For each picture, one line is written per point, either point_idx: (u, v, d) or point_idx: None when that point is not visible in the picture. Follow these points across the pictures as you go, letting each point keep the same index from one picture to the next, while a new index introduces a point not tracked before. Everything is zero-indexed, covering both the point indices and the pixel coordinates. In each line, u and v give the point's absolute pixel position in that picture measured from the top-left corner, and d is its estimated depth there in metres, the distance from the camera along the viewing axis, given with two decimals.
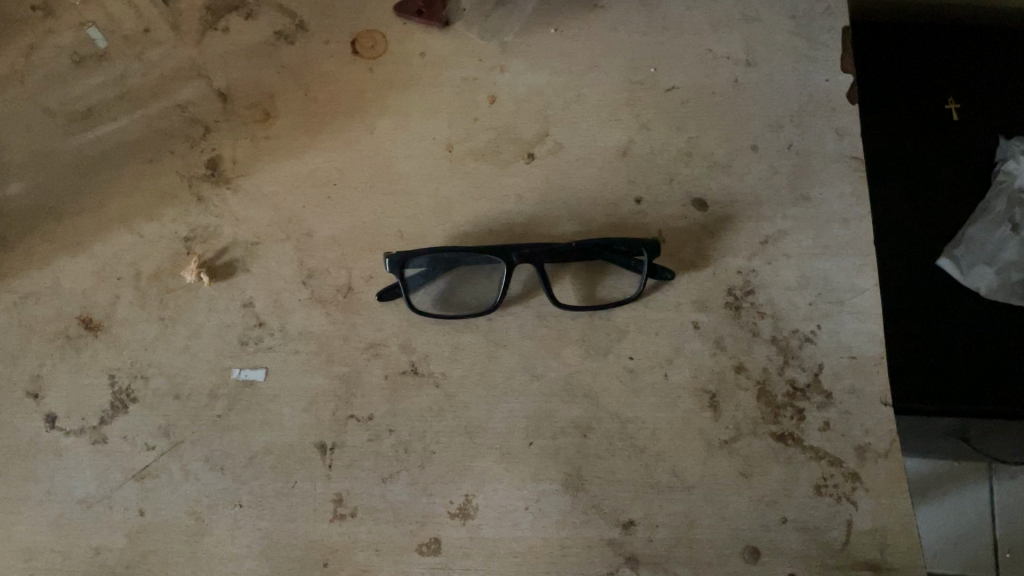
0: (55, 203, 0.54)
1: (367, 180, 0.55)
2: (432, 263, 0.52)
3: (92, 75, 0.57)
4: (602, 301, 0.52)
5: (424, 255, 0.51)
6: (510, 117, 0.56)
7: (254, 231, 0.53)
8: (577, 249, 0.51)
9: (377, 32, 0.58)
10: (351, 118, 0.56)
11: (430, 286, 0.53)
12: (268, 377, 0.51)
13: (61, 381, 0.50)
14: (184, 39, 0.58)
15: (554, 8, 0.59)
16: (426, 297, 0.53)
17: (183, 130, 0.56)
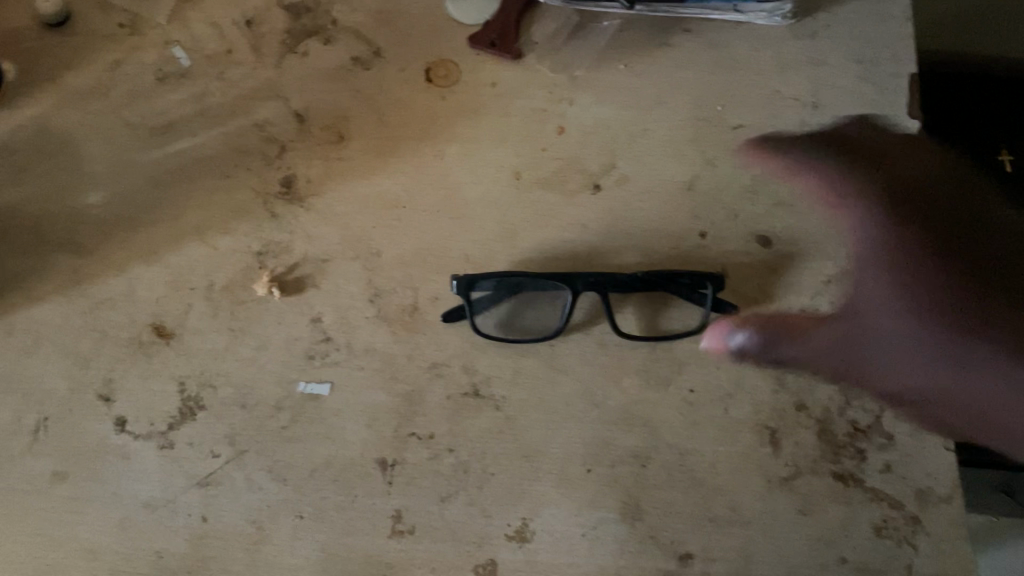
0: (134, 213, 0.56)
1: (436, 204, 0.56)
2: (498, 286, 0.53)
3: (175, 92, 0.59)
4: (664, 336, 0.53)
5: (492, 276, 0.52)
6: (578, 148, 0.57)
7: (324, 248, 0.55)
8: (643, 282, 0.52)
9: (450, 61, 0.60)
10: (422, 143, 0.57)
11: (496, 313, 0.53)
12: (332, 392, 0.51)
13: (131, 386, 0.52)
14: (264, 62, 0.60)
15: (624, 44, 0.60)
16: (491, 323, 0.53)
17: (260, 148, 0.57)
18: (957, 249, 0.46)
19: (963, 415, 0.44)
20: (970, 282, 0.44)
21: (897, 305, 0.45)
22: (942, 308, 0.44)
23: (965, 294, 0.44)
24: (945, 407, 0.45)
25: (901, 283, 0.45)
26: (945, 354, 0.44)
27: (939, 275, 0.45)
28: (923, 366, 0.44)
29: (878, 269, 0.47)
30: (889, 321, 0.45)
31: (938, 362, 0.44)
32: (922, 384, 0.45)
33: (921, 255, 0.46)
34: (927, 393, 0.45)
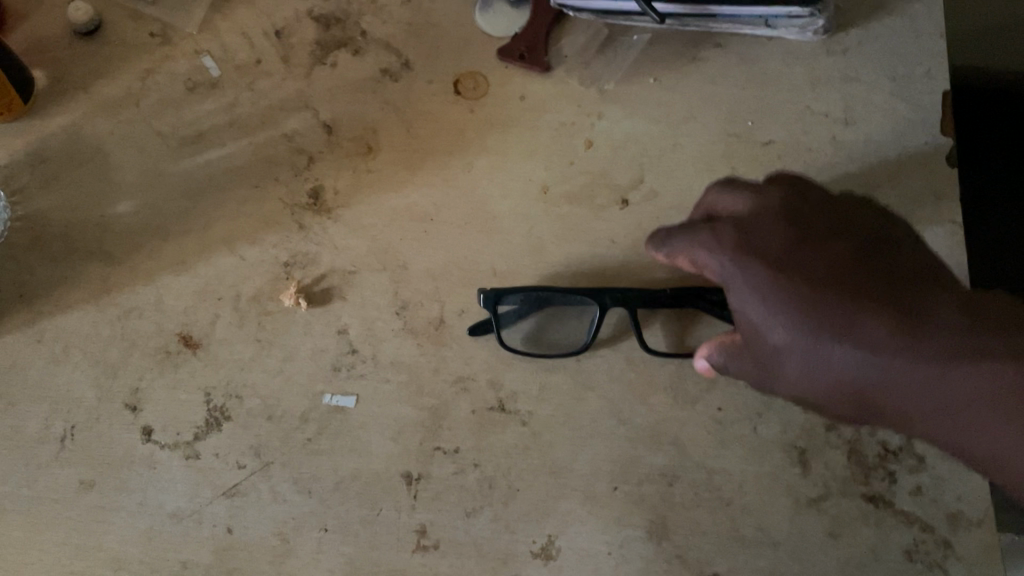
0: (163, 223, 0.56)
1: (463, 217, 0.56)
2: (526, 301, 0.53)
3: (205, 101, 0.59)
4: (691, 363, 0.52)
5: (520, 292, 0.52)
6: (607, 162, 0.57)
7: (352, 259, 0.55)
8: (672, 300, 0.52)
9: (479, 74, 0.59)
10: (450, 155, 0.57)
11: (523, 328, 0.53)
12: (359, 405, 0.51)
13: (158, 396, 0.52)
14: (294, 72, 0.60)
15: (655, 58, 0.60)
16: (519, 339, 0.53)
17: (289, 159, 0.57)
18: (820, 247, 0.42)
19: (928, 429, 0.38)
20: (830, 279, 0.40)
21: (752, 306, 0.41)
22: (831, 311, 0.39)
23: (835, 292, 0.39)
24: (879, 418, 0.40)
25: (762, 283, 0.40)
26: (829, 358, 0.39)
27: (806, 272, 0.40)
28: (815, 374, 0.40)
29: (706, 269, 0.43)
30: (751, 321, 0.41)
31: (817, 367, 0.39)
32: (832, 394, 0.40)
33: (766, 251, 0.42)
34: (848, 403, 0.40)
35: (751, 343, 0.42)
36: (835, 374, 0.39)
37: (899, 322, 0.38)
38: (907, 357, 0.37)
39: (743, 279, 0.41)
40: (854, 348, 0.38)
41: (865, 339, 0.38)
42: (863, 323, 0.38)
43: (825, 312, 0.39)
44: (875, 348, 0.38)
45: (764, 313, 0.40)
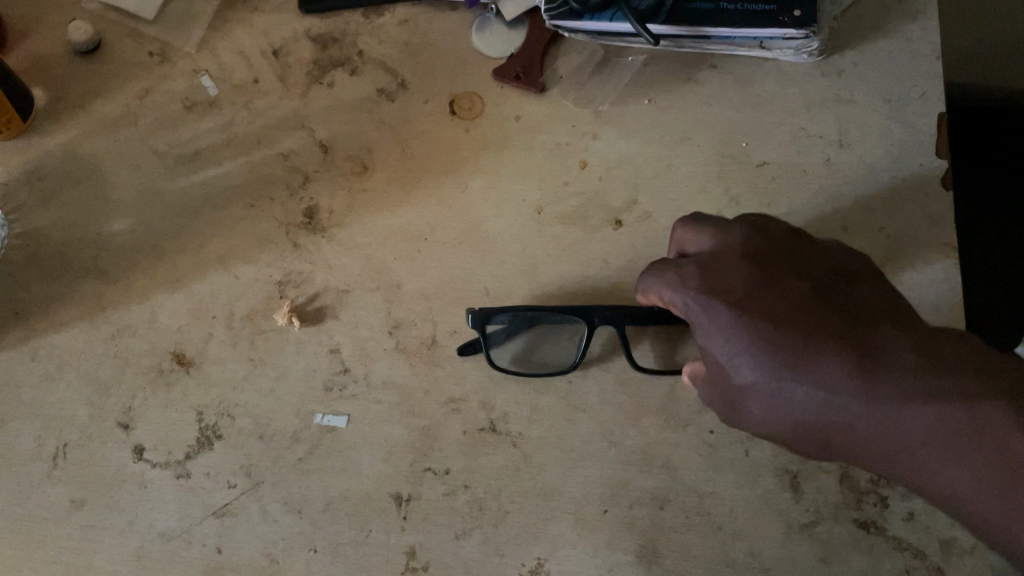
0: (158, 242, 0.56)
1: (457, 237, 0.56)
2: (515, 318, 0.52)
3: (202, 121, 0.59)
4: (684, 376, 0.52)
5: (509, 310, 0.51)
6: (601, 183, 0.57)
7: (345, 278, 0.55)
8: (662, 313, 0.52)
9: (475, 94, 0.60)
10: (444, 175, 0.58)
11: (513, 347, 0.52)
12: (350, 425, 0.51)
13: (150, 414, 0.52)
14: (290, 92, 0.60)
15: (650, 79, 0.60)
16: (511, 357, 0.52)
17: (284, 178, 0.58)
18: (786, 285, 0.43)
19: (886, 468, 0.39)
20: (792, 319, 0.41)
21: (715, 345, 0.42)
22: (789, 352, 0.40)
23: (795, 332, 0.40)
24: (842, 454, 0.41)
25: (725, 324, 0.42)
26: (788, 397, 0.40)
27: (768, 312, 0.41)
28: (776, 412, 0.41)
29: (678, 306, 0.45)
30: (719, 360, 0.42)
31: (777, 406, 0.41)
32: (793, 431, 0.41)
33: (732, 290, 0.43)
34: (809, 440, 0.41)
35: (718, 379, 0.43)
36: (794, 413, 0.40)
37: (855, 363, 0.39)
38: (860, 397, 0.38)
39: (707, 319, 0.43)
40: (811, 388, 0.39)
41: (821, 380, 0.39)
42: (820, 364, 0.39)
43: (783, 352, 0.40)
44: (830, 388, 0.39)
45: (726, 352, 0.42)
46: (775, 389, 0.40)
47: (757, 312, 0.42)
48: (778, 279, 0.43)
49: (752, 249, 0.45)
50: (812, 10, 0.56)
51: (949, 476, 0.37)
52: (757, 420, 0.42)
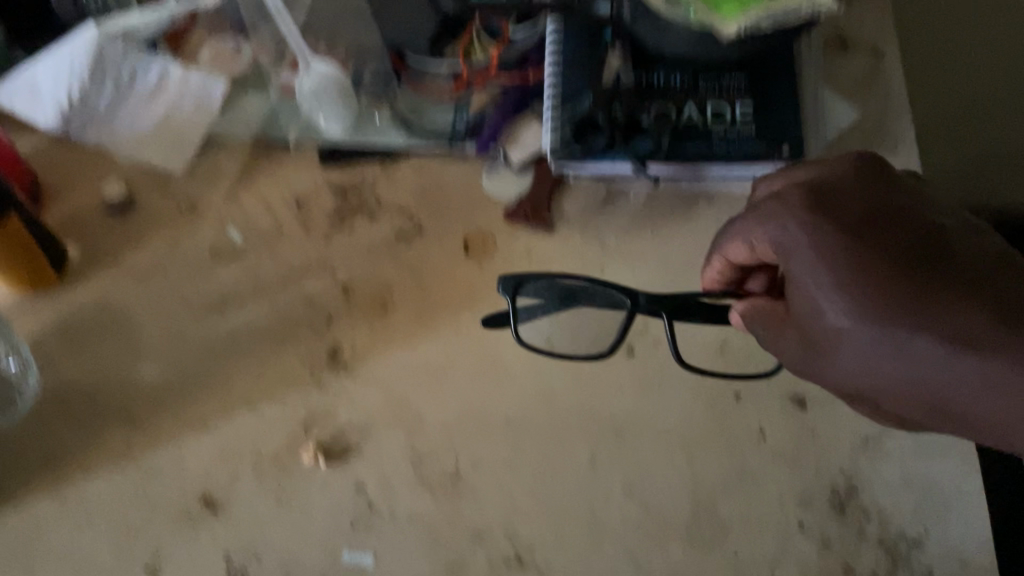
0: (187, 385, 0.58)
1: (474, 369, 0.57)
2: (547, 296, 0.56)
3: (228, 267, 0.62)
4: (715, 518, 0.52)
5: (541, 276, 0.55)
6: (613, 311, 0.58)
7: (368, 414, 0.56)
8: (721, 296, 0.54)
9: (488, 234, 0.63)
10: (462, 310, 0.60)
11: (537, 326, 0.58)
12: (377, 561, 0.52)
13: (179, 558, 0.53)
14: (312, 237, 0.64)
15: (652, 213, 0.63)
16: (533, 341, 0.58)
17: (308, 320, 0.60)
18: (889, 231, 0.45)
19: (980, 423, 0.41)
20: (900, 267, 0.43)
21: (813, 284, 0.44)
22: (895, 302, 0.42)
23: (900, 282, 0.43)
24: (933, 415, 0.43)
25: (828, 266, 0.44)
26: (897, 344, 0.42)
27: (875, 261, 0.43)
28: (878, 360, 0.43)
29: (773, 241, 0.47)
30: (813, 306, 0.44)
31: (882, 353, 0.42)
32: (891, 384, 0.43)
33: (841, 226, 0.45)
34: (904, 395, 0.43)
35: (809, 329, 0.45)
36: (895, 366, 0.42)
37: (962, 313, 0.41)
38: (973, 351, 0.40)
39: (807, 251, 0.45)
40: (918, 339, 0.41)
41: (929, 329, 0.41)
42: (929, 319, 0.41)
43: (891, 298, 0.42)
44: (942, 341, 0.41)
45: (829, 294, 0.44)
46: (877, 333, 0.42)
47: (863, 258, 0.44)
48: (883, 223, 0.45)
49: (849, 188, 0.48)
50: (798, 147, 0.60)
51: None
52: (850, 372, 0.44)
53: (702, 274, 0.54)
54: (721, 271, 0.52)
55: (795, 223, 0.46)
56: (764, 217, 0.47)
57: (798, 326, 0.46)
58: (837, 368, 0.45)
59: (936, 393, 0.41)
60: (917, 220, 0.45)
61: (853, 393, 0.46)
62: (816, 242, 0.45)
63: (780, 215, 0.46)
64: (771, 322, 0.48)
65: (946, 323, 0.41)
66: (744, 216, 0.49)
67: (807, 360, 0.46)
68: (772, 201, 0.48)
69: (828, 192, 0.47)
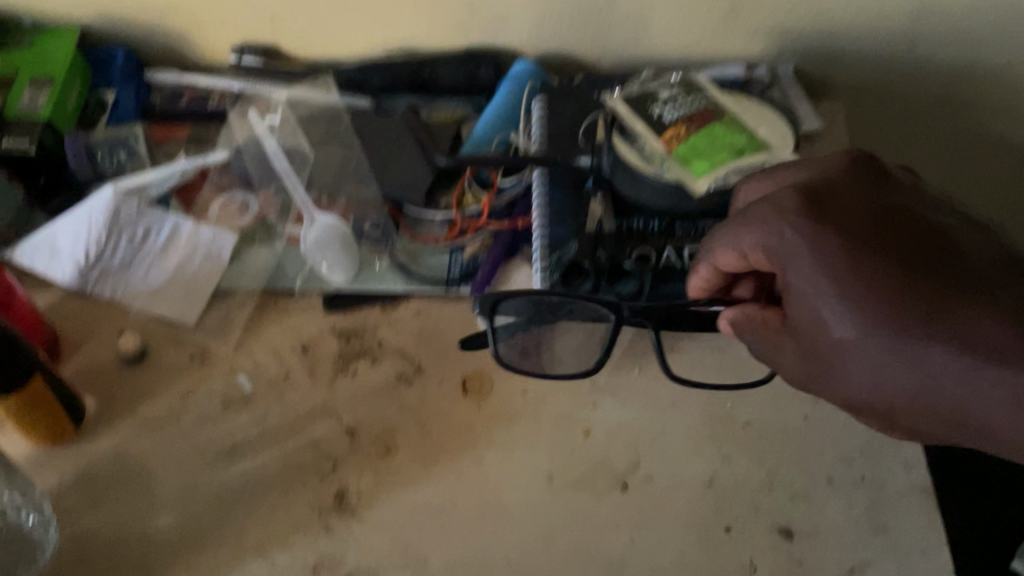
0: (199, 534, 0.59)
1: (477, 509, 0.60)
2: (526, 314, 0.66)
3: (239, 415, 0.65)
4: None
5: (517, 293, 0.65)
6: (605, 450, 0.62)
7: (376, 557, 0.58)
8: (708, 304, 0.64)
9: (485, 373, 0.66)
10: (462, 451, 0.62)
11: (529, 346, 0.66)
12: None
13: None
14: (318, 383, 0.67)
15: (639, 350, 0.67)
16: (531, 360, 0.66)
17: (315, 464, 0.62)
18: (887, 236, 0.51)
19: (975, 416, 0.45)
20: (904, 275, 0.49)
21: (813, 290, 0.51)
22: (893, 306, 0.48)
23: (896, 285, 0.48)
24: (946, 426, 0.47)
25: (826, 268, 0.50)
26: (902, 352, 0.47)
27: (877, 267, 0.49)
28: (886, 367, 0.48)
29: (768, 245, 0.54)
30: (816, 312, 0.51)
31: (884, 355, 0.48)
32: (899, 391, 0.48)
33: (836, 231, 0.52)
34: (914, 403, 0.48)
35: (818, 339, 0.52)
36: (903, 371, 0.48)
37: (951, 310, 0.47)
38: (979, 359, 0.45)
39: (803, 255, 0.52)
40: (914, 339, 0.47)
41: (922, 328, 0.47)
42: (922, 322, 0.47)
43: (889, 303, 0.48)
44: (946, 345, 0.46)
45: (831, 299, 0.50)
46: (875, 334, 0.48)
47: (864, 262, 0.50)
48: (879, 228, 0.52)
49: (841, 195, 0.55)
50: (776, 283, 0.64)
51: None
52: (857, 375, 0.50)
53: (688, 283, 0.63)
54: (708, 279, 0.61)
55: (792, 229, 0.53)
56: (763, 227, 0.54)
57: (808, 337, 0.53)
58: (848, 379, 0.50)
59: (944, 401, 0.46)
60: (914, 233, 0.52)
61: (865, 405, 0.51)
62: (813, 248, 0.51)
63: (777, 221, 0.54)
64: (770, 329, 0.56)
65: (946, 325, 0.46)
66: (739, 223, 0.56)
67: (822, 371, 0.52)
68: (768, 205, 0.55)
69: (824, 198, 0.54)
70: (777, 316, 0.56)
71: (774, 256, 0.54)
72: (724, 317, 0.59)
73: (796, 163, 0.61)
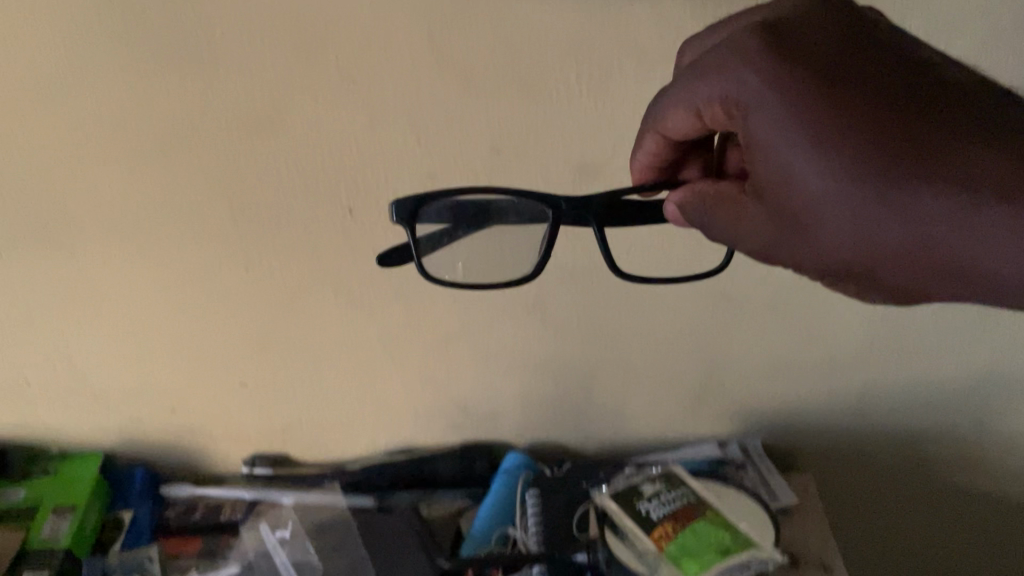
0: None
1: None
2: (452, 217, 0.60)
3: None
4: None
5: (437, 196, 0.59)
6: None
7: None
8: (655, 191, 0.58)
9: None
10: None
11: (452, 247, 0.62)
12: None
13: None
14: None
15: None
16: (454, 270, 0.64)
17: None
18: (863, 68, 0.44)
19: (964, 269, 0.42)
20: (885, 115, 0.42)
21: (783, 140, 0.44)
22: (887, 156, 0.42)
23: (883, 132, 0.42)
24: (948, 282, 0.43)
25: (793, 116, 0.43)
26: (893, 198, 0.41)
27: (856, 105, 0.43)
28: (875, 214, 0.42)
29: (730, 92, 0.47)
30: (790, 171, 0.44)
31: (871, 208, 0.42)
32: (891, 241, 0.42)
33: (805, 71, 0.44)
34: (913, 251, 0.42)
35: (789, 197, 0.44)
36: (895, 223, 0.42)
37: (949, 150, 0.41)
38: (994, 199, 0.40)
39: (770, 103, 0.44)
40: (916, 196, 0.41)
41: (928, 176, 0.41)
42: (922, 174, 0.41)
43: (881, 152, 0.42)
44: (947, 191, 0.41)
45: (805, 146, 0.43)
46: (866, 185, 0.42)
47: (842, 102, 0.43)
48: (849, 63, 0.45)
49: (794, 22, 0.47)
50: None
51: None
52: (835, 239, 0.44)
53: (632, 164, 0.58)
54: (654, 155, 0.56)
55: (755, 71, 0.45)
56: (721, 73, 0.47)
57: (772, 199, 0.46)
58: (823, 239, 0.44)
59: (946, 248, 0.41)
60: (886, 62, 0.45)
61: (846, 265, 0.44)
62: (781, 90, 0.44)
63: (740, 59, 0.46)
64: (727, 205, 0.49)
65: (949, 166, 0.41)
66: (690, 75, 0.49)
67: (782, 242, 0.46)
68: (726, 47, 0.47)
69: (787, 31, 0.47)
70: (733, 188, 0.50)
71: (734, 104, 0.47)
72: (669, 201, 0.53)
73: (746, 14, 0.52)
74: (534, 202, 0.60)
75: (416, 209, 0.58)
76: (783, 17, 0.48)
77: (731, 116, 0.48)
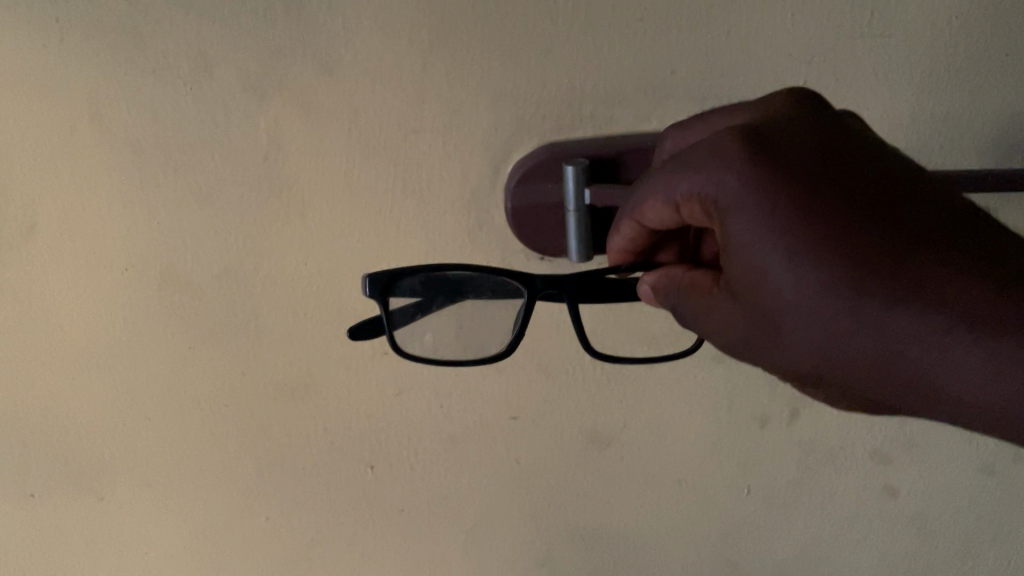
0: None
1: None
2: (425, 287, 0.65)
3: None
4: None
5: (410, 273, 0.63)
6: None
7: None
8: (630, 269, 0.66)
9: None
10: None
11: (426, 320, 0.68)
12: None
13: None
14: None
15: None
16: (424, 337, 0.69)
17: None
18: (830, 188, 0.53)
19: (918, 381, 0.51)
20: (850, 235, 0.52)
21: (759, 246, 0.52)
22: (852, 276, 0.51)
23: (851, 253, 0.51)
24: (905, 392, 0.52)
25: (774, 230, 0.52)
26: (860, 313, 0.51)
27: (825, 228, 0.52)
28: (845, 325, 0.51)
29: (711, 195, 0.55)
30: (768, 277, 0.52)
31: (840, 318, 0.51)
32: (854, 353, 0.52)
33: (780, 189, 0.53)
34: (872, 359, 0.52)
35: (764, 298, 0.53)
36: (858, 332, 0.51)
37: (905, 273, 0.51)
38: (950, 328, 0.50)
39: (750, 213, 0.53)
40: (880, 313, 0.51)
41: (889, 295, 0.51)
42: (884, 294, 0.51)
43: (849, 272, 0.51)
44: (908, 311, 0.50)
45: (782, 256, 0.52)
46: (834, 299, 0.51)
47: (814, 222, 0.52)
48: (816, 179, 0.53)
49: (767, 129, 0.55)
50: None
51: (977, 384, 0.50)
52: (803, 339, 0.53)
53: (609, 245, 0.65)
54: (630, 241, 0.63)
55: (735, 175, 0.54)
56: (703, 173, 0.55)
57: (746, 298, 0.55)
58: (795, 341, 0.53)
59: (903, 362, 0.51)
60: (850, 179, 0.54)
61: (810, 365, 0.54)
62: (760, 202, 0.52)
63: (721, 165, 0.54)
64: (699, 296, 0.58)
65: (915, 285, 0.50)
66: (673, 171, 0.56)
67: (754, 335, 0.55)
68: (707, 147, 0.55)
69: (761, 137, 0.55)
70: (705, 280, 0.59)
71: (712, 205, 0.55)
72: (646, 281, 0.63)
73: (719, 114, 0.58)
74: (509, 280, 0.65)
75: (390, 279, 0.63)
76: (756, 120, 0.56)
77: (707, 214, 0.56)
